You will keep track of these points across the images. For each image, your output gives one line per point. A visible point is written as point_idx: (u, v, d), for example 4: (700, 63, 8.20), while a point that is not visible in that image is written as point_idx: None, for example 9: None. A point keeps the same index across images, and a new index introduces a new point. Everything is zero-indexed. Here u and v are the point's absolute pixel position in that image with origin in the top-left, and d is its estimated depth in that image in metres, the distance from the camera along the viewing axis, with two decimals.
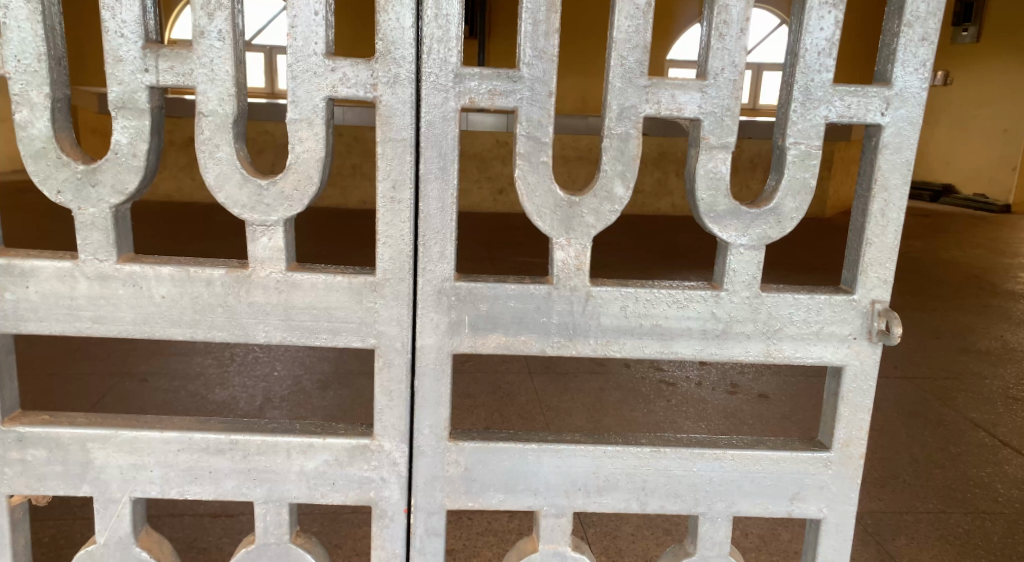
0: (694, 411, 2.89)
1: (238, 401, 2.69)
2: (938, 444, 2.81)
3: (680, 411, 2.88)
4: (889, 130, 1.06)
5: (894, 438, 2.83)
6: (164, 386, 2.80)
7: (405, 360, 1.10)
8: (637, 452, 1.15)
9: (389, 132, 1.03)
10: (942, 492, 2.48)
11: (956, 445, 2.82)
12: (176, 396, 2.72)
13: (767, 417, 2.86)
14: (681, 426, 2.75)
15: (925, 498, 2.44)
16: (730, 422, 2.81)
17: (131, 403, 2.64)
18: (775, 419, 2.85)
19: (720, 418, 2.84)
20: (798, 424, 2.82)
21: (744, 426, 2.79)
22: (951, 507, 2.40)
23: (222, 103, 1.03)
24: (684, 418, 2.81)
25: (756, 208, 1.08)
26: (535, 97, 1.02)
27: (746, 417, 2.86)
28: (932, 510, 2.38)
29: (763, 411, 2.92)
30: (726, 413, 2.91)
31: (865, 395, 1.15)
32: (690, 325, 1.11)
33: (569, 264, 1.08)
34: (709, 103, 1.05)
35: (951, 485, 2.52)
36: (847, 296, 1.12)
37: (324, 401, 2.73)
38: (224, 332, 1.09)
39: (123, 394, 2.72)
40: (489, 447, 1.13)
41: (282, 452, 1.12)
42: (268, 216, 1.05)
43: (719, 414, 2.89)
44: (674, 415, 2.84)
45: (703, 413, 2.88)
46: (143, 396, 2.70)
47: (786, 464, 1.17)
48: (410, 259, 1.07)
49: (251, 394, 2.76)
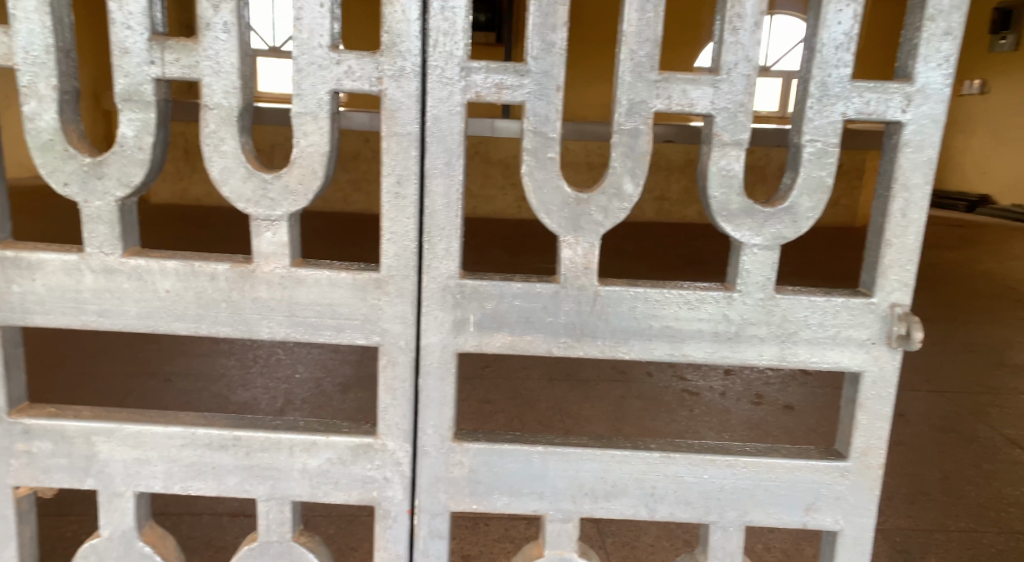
0: (717, 422, 2.83)
1: (259, 403, 2.69)
2: (971, 461, 2.73)
3: (704, 421, 2.83)
4: (911, 127, 1.03)
5: (925, 454, 2.76)
6: (187, 386, 2.81)
7: (409, 358, 1.09)
8: (645, 457, 1.13)
9: (394, 126, 1.02)
10: (975, 510, 2.41)
11: (988, 462, 2.74)
12: (199, 397, 2.73)
13: (792, 430, 2.80)
14: (704, 436, 2.70)
15: (956, 517, 2.37)
16: (754, 432, 2.76)
17: (154, 403, 2.65)
18: (801, 432, 2.79)
19: (744, 428, 2.79)
20: (824, 437, 2.76)
21: (768, 436, 2.74)
22: (984, 526, 2.33)
23: (227, 96, 1.02)
24: (707, 428, 2.76)
25: (770, 206, 1.05)
26: (542, 92, 1.01)
27: (772, 429, 2.81)
28: (964, 529, 2.31)
29: (790, 423, 2.87)
30: (750, 424, 2.86)
31: (884, 403, 1.12)
32: (701, 328, 1.09)
33: (577, 263, 1.06)
34: (721, 99, 1.02)
35: (982, 503, 2.45)
36: (866, 299, 1.08)
37: (344, 404, 2.72)
38: (228, 327, 1.08)
39: (146, 394, 2.72)
40: (494, 449, 1.11)
41: (285, 450, 1.11)
42: (272, 211, 1.04)
43: (743, 424, 2.84)
44: (697, 425, 2.79)
45: (727, 423, 2.83)
46: (166, 396, 2.71)
47: (800, 472, 1.14)
48: (415, 256, 1.06)
49: (272, 396, 2.76)
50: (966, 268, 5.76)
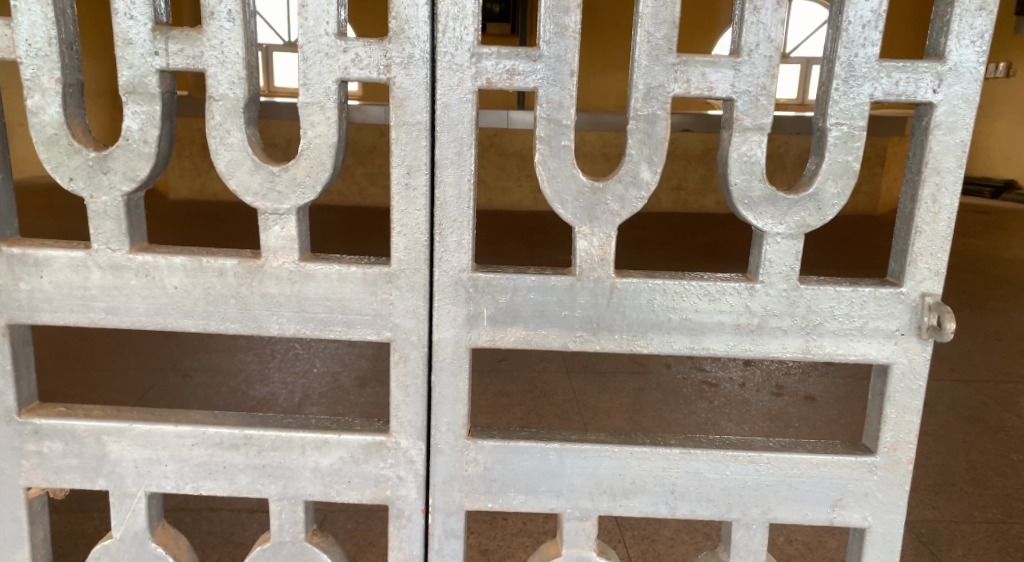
0: (737, 414, 2.79)
1: (277, 398, 2.68)
2: (998, 451, 2.67)
3: (723, 413, 2.79)
4: (942, 109, 0.99)
5: (950, 445, 2.71)
6: (206, 382, 2.80)
7: (422, 354, 1.06)
8: (665, 453, 1.09)
9: (403, 115, 0.99)
10: (1002, 501, 2.36)
11: (1015, 452, 2.68)
12: (218, 392, 2.72)
13: (814, 421, 2.76)
14: (724, 428, 2.66)
15: (983, 508, 2.32)
16: (775, 424, 2.72)
17: (174, 399, 2.65)
18: (822, 423, 2.74)
19: (765, 420, 2.75)
20: (846, 429, 2.71)
21: (789, 428, 2.70)
22: (1012, 518, 2.27)
23: (233, 87, 0.99)
24: (727, 421, 2.72)
25: (793, 193, 1.02)
26: (555, 77, 0.98)
27: (793, 420, 2.77)
28: (991, 520, 2.26)
29: (812, 414, 2.82)
30: (771, 415, 2.82)
31: (914, 396, 1.08)
32: (723, 320, 1.05)
33: (592, 254, 1.03)
34: (742, 82, 0.99)
35: (1009, 494, 2.39)
36: (895, 289, 1.04)
37: (362, 398, 2.70)
38: (237, 324, 1.05)
39: (166, 391, 2.72)
40: (509, 446, 1.08)
41: (297, 448, 1.09)
42: (280, 204, 1.02)
43: (763, 416, 2.80)
44: (717, 418, 2.75)
45: (747, 414, 2.79)
46: (185, 392, 2.70)
47: (827, 468, 1.10)
48: (426, 249, 1.03)
49: (289, 391, 2.74)
50: (989, 255, 5.66)
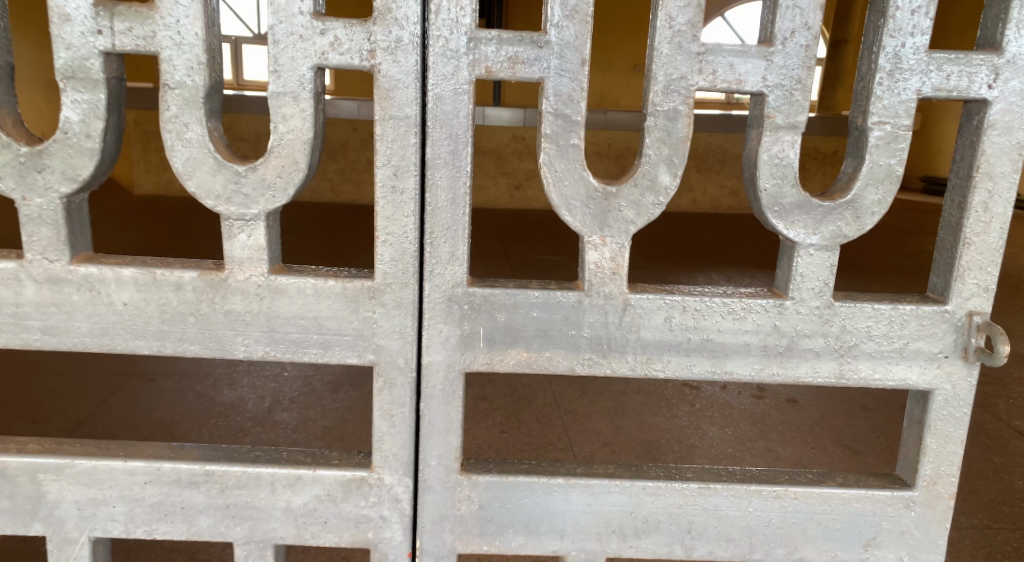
0: (719, 417, 2.50)
1: (246, 403, 2.49)
2: (979, 454, 2.33)
3: (704, 417, 2.50)
4: (998, 106, 0.88)
5: None
6: (172, 387, 2.61)
7: (409, 380, 0.94)
8: (681, 489, 0.98)
9: (389, 108, 0.86)
10: (984, 505, 2.03)
11: (996, 455, 2.33)
12: (183, 398, 2.53)
13: (796, 424, 2.46)
14: (706, 433, 2.37)
15: (967, 513, 2.00)
16: (758, 428, 2.43)
17: (135, 405, 2.46)
18: (805, 427, 2.44)
19: (746, 423, 2.46)
20: (829, 434, 2.40)
21: (773, 432, 2.40)
22: (998, 523, 1.95)
23: (191, 73, 0.86)
24: (708, 424, 2.44)
25: (830, 200, 0.90)
26: (564, 66, 0.85)
27: (776, 424, 2.47)
28: (975, 526, 1.93)
29: (794, 417, 2.52)
30: (753, 419, 2.52)
31: (957, 425, 0.97)
32: (748, 341, 0.94)
33: (603, 267, 0.91)
34: (775, 74, 0.87)
35: (996, 497, 2.07)
36: (938, 307, 0.93)
37: (335, 403, 2.51)
38: (197, 345, 0.92)
39: (129, 396, 2.52)
40: (506, 482, 0.96)
41: (265, 486, 0.96)
42: (247, 209, 0.88)
43: (745, 419, 2.50)
44: (698, 421, 2.46)
45: (729, 418, 2.49)
46: (150, 397, 2.52)
47: (860, 505, 0.99)
48: (415, 262, 0.90)
49: (259, 396, 2.55)
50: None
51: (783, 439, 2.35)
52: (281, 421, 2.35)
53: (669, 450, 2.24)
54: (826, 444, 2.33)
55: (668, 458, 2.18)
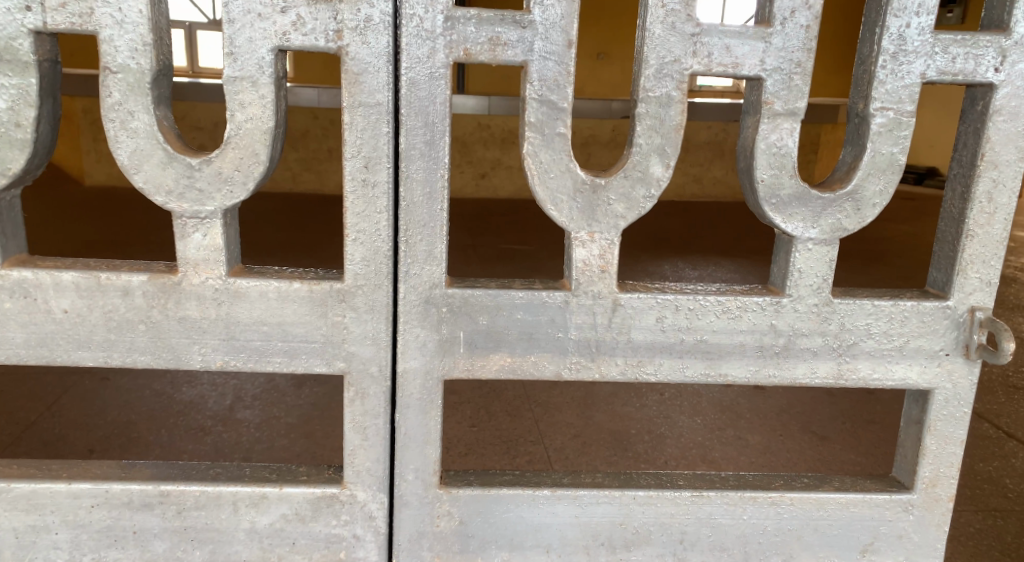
0: (688, 405, 2.44)
1: (205, 401, 2.32)
2: None
3: (674, 406, 2.44)
4: (1004, 91, 0.84)
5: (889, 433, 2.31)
6: (129, 384, 2.43)
7: (384, 389, 0.87)
8: (673, 498, 0.92)
9: (360, 94, 0.79)
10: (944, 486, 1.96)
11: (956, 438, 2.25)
12: (139, 396, 2.36)
13: (764, 412, 2.42)
14: (676, 422, 2.32)
15: None
16: (727, 416, 2.38)
17: (87, 405, 2.28)
18: (773, 414, 2.40)
19: (716, 412, 2.41)
20: (797, 422, 2.36)
21: (741, 420, 2.36)
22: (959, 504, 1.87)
23: (135, 55, 0.77)
24: (678, 412, 2.38)
25: (830, 191, 0.85)
26: (549, 48, 0.79)
27: (744, 411, 2.42)
28: None
29: (761, 405, 2.47)
30: (722, 407, 2.47)
31: (957, 425, 0.93)
32: (743, 341, 0.88)
33: (591, 265, 0.85)
34: (774, 57, 0.81)
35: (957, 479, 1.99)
36: (940, 303, 0.89)
37: (299, 400, 2.36)
38: (148, 356, 0.84)
39: (80, 393, 2.35)
40: (487, 495, 0.90)
41: (226, 506, 0.88)
42: (201, 206, 0.80)
43: (715, 407, 2.45)
44: (668, 409, 2.40)
45: (698, 406, 2.44)
46: (103, 396, 2.34)
47: (859, 509, 0.94)
48: (388, 262, 0.83)
49: (220, 393, 2.39)
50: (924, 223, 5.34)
51: (752, 427, 2.31)
52: (243, 419, 2.21)
53: (640, 440, 2.18)
54: (794, 431, 2.30)
55: (639, 448, 2.13)
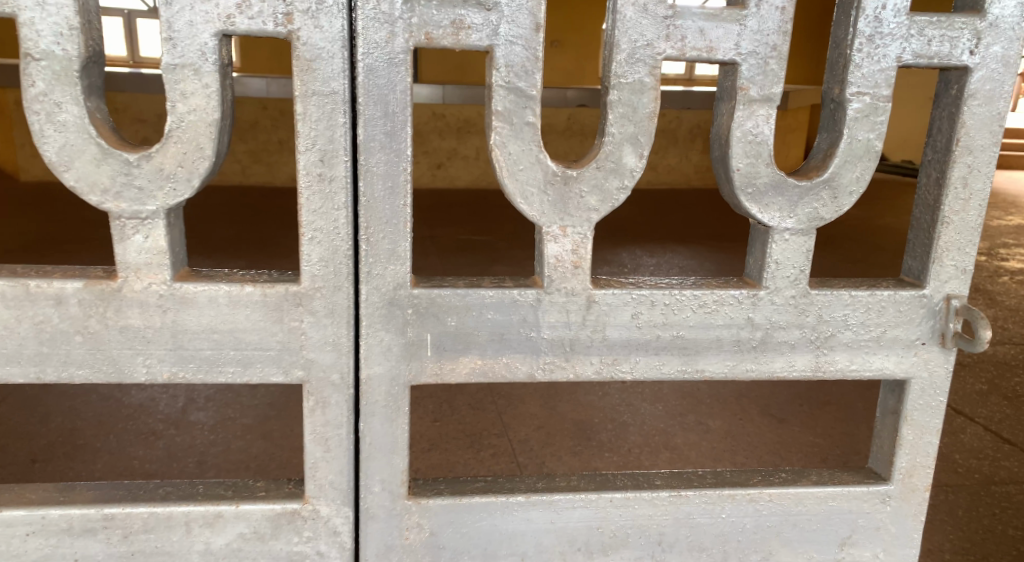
0: (649, 392, 2.42)
1: (157, 403, 2.23)
2: None
3: (635, 393, 2.42)
4: (978, 75, 0.82)
5: (844, 414, 2.32)
6: (74, 387, 2.31)
7: (346, 397, 0.82)
8: (651, 498, 0.89)
9: (313, 82, 0.73)
10: None
11: None
12: (85, 400, 2.25)
13: (724, 397, 2.41)
14: (639, 409, 2.30)
15: None
16: (687, 402, 2.37)
17: (29, 410, 2.16)
18: (732, 398, 2.40)
19: (676, 398, 2.39)
20: (755, 405, 2.36)
21: (702, 406, 2.35)
22: None
23: (61, 41, 0.70)
24: (639, 400, 2.36)
25: (806, 179, 0.82)
26: (515, 31, 0.74)
27: (704, 396, 2.41)
28: None
29: (721, 389, 2.46)
30: (682, 393, 2.46)
31: (933, 414, 0.91)
32: (720, 336, 0.85)
33: (564, 261, 0.81)
34: (749, 40, 0.78)
35: None
36: (917, 292, 0.87)
37: (256, 399, 2.28)
38: (87, 370, 0.77)
39: (21, 398, 2.22)
40: (457, 505, 0.85)
41: (178, 527, 0.82)
42: (141, 206, 0.74)
43: (675, 394, 2.44)
44: (629, 397, 2.38)
45: (659, 392, 2.42)
46: (46, 401, 2.23)
47: (837, 503, 0.92)
48: (349, 262, 0.78)
49: (171, 395, 2.29)
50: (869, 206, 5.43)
51: (713, 412, 2.31)
52: (197, 422, 2.12)
53: (603, 429, 2.16)
54: (753, 415, 2.30)
55: (602, 437, 2.11)
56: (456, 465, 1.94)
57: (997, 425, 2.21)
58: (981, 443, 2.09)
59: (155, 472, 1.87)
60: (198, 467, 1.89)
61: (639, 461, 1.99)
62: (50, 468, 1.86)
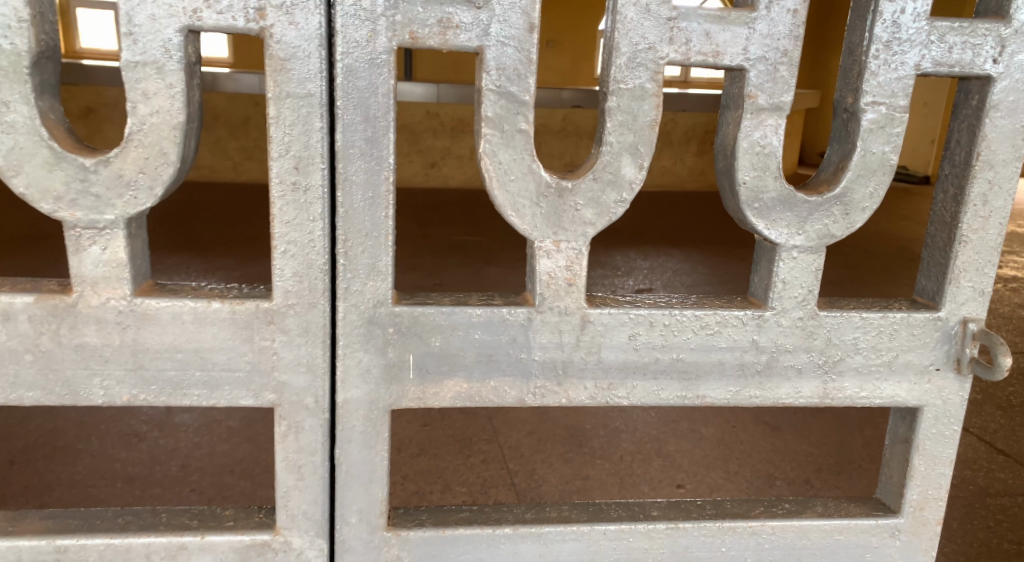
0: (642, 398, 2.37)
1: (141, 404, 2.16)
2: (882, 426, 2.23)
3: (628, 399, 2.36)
4: (1001, 85, 0.77)
5: (838, 423, 2.27)
6: None
7: (321, 422, 0.76)
8: (647, 530, 0.83)
9: (288, 83, 0.68)
10: None
11: None
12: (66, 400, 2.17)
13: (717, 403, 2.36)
14: (631, 414, 2.25)
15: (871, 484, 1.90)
16: (680, 408, 2.32)
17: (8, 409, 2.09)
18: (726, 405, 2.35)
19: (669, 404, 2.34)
20: (749, 411, 2.31)
21: (695, 413, 2.30)
22: None
23: (9, 35, 0.64)
24: (631, 405, 2.30)
25: (817, 194, 0.77)
26: (507, 31, 0.69)
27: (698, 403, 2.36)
28: None
29: None
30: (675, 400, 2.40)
31: (946, 444, 0.86)
32: (723, 359, 0.80)
33: (557, 278, 0.75)
34: (759, 44, 0.73)
35: None
36: (932, 315, 0.82)
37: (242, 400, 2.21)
38: (40, 392, 0.72)
39: None
40: (439, 537, 0.80)
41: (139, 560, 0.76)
42: (99, 215, 0.68)
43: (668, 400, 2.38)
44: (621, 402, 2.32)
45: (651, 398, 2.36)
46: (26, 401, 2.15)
47: (844, 536, 0.87)
48: (325, 277, 0.72)
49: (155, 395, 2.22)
50: None
51: (706, 418, 2.25)
52: (182, 424, 2.06)
53: (595, 435, 2.11)
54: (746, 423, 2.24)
55: (594, 444, 2.06)
56: (444, 471, 1.89)
57: (992, 435, 2.16)
58: (975, 454, 2.04)
59: (137, 475, 1.80)
60: (181, 471, 1.83)
61: (631, 469, 1.94)
62: (28, 472, 1.80)
